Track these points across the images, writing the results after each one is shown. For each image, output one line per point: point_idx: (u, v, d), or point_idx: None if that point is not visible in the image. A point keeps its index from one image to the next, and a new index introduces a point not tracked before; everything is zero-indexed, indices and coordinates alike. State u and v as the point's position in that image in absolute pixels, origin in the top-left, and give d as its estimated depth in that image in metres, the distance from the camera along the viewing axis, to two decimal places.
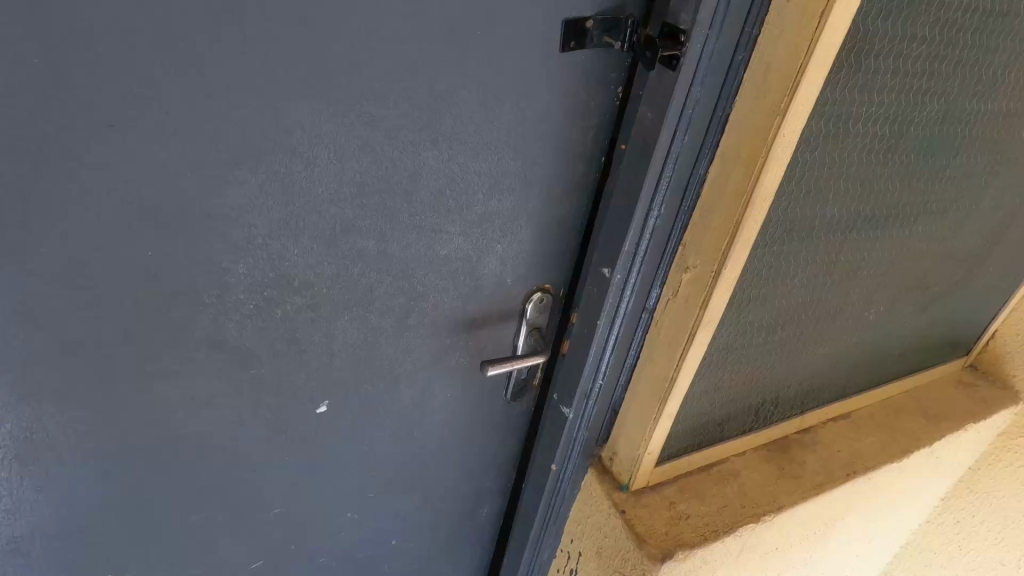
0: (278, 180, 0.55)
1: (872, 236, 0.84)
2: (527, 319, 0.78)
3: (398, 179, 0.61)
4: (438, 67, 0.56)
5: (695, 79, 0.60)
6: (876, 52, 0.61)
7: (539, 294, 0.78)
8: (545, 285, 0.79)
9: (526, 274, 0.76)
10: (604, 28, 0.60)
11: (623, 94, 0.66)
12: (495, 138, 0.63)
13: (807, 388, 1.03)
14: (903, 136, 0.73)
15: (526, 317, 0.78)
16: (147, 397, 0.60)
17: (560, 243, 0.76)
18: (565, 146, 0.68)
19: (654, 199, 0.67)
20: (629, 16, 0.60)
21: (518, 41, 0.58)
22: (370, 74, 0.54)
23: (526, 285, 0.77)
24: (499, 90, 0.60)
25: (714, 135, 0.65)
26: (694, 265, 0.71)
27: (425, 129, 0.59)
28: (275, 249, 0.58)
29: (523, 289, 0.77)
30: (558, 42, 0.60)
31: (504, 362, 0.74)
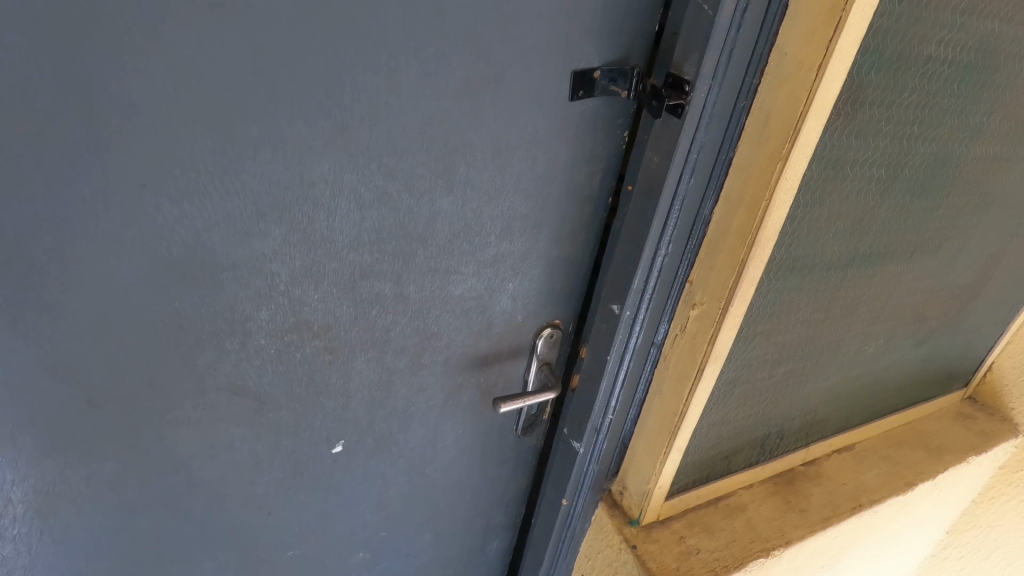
0: (300, 230, 0.57)
1: (870, 272, 0.86)
2: (537, 354, 0.80)
3: (415, 223, 0.63)
4: (454, 118, 0.59)
5: (699, 126, 0.62)
6: (871, 101, 0.65)
7: (549, 330, 0.80)
8: (554, 321, 0.80)
9: (536, 312, 0.78)
10: (610, 79, 0.63)
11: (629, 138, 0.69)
12: (507, 183, 0.65)
13: (812, 419, 1.04)
14: (896, 177, 0.76)
15: (537, 353, 0.80)
16: (168, 445, 0.61)
17: (568, 280, 0.78)
18: (573, 189, 0.70)
19: (662, 239, 0.69)
20: (634, 67, 0.63)
21: (530, 94, 0.61)
22: (389, 127, 0.56)
23: (536, 322, 0.79)
24: (512, 139, 0.63)
25: (718, 177, 0.67)
26: (701, 301, 0.73)
27: (441, 177, 0.61)
28: (296, 295, 0.60)
29: (533, 326, 0.79)
30: (566, 91, 0.62)
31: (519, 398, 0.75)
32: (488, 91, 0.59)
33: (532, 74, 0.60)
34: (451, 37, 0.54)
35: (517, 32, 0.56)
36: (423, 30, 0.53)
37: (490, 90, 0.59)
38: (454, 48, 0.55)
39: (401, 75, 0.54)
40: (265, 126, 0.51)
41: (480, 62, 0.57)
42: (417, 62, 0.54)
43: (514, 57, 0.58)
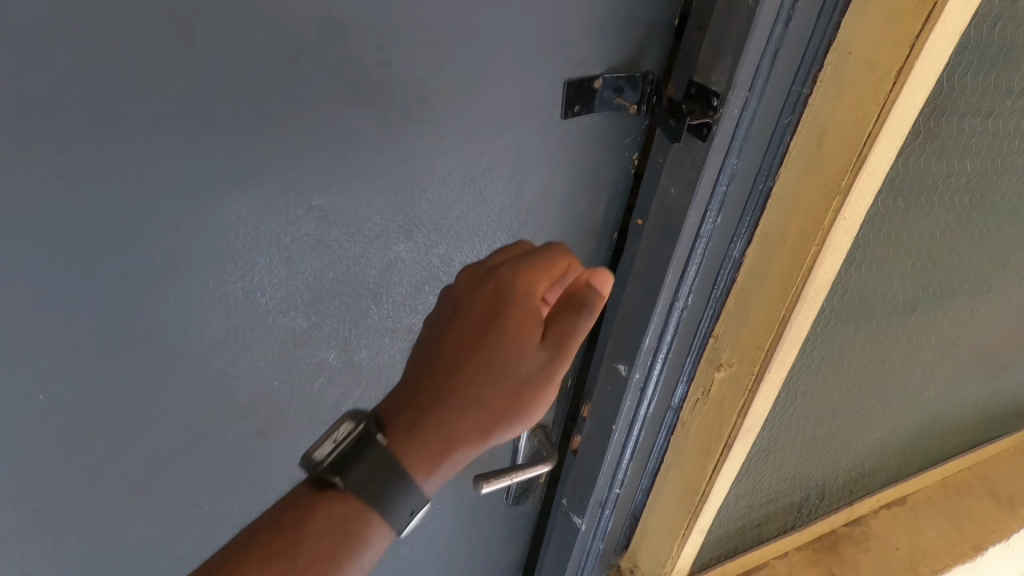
0: (207, 295, 0.44)
1: (942, 313, 0.70)
2: None
3: (363, 277, 0.49)
4: (409, 146, 0.45)
5: (730, 150, 0.48)
6: (959, 112, 0.49)
7: None
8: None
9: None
10: (615, 89, 0.48)
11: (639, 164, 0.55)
12: (483, 222, 0.52)
13: (859, 474, 0.89)
14: (983, 203, 0.60)
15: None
16: (59, 552, 0.49)
17: None
18: (570, 225, 0.57)
19: (680, 289, 0.55)
20: (647, 73, 0.49)
21: (511, 110, 0.47)
22: (322, 160, 0.43)
23: None
24: (488, 169, 0.49)
25: (752, 211, 0.53)
26: (729, 362, 0.59)
27: (396, 219, 0.48)
28: (211, 370, 0.48)
29: None
30: (558, 107, 0.48)
31: (504, 475, 0.62)
32: (454, 108, 0.45)
33: (512, 85, 0.46)
34: (400, 40, 0.41)
35: (491, 29, 0.43)
36: (361, 31, 0.39)
37: (457, 107, 0.45)
38: (405, 53, 0.41)
39: (334, 91, 0.41)
40: (141, 164, 0.38)
41: (443, 70, 0.43)
42: (355, 74, 0.41)
43: (488, 62, 0.44)
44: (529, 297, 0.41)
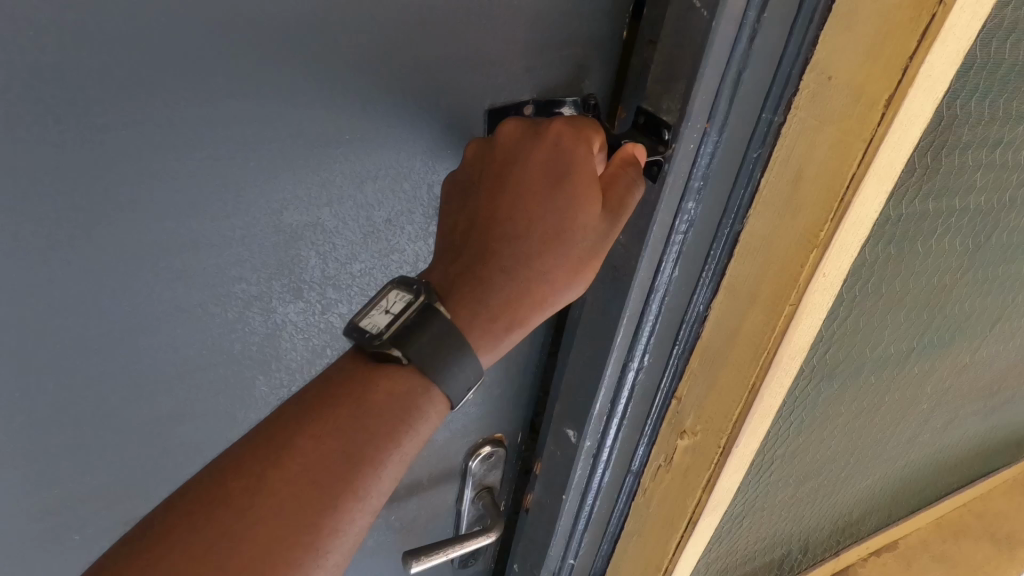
0: (31, 377, 0.36)
1: (939, 359, 0.62)
2: (471, 477, 0.59)
3: (243, 346, 0.41)
4: (288, 195, 0.37)
5: (687, 192, 0.40)
6: (962, 145, 0.41)
7: (488, 448, 0.58)
8: (497, 435, 0.58)
9: (465, 431, 0.56)
10: (549, 117, 0.40)
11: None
12: (393, 277, 0.43)
13: (846, 523, 0.81)
14: (988, 241, 0.52)
15: (472, 476, 0.59)
16: None
17: (510, 387, 0.56)
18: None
19: (634, 349, 0.47)
20: (592, 100, 0.40)
21: (417, 145, 0.39)
22: (173, 215, 0.35)
23: (469, 440, 0.57)
24: (396, 216, 0.41)
25: (717, 259, 0.45)
26: (693, 430, 0.51)
27: (277, 278, 0.39)
28: (54, 458, 0.40)
29: (465, 445, 0.57)
30: (478, 139, 0.40)
31: (439, 548, 0.54)
32: (343, 147, 0.37)
33: (418, 117, 0.37)
34: (261, 64, 0.32)
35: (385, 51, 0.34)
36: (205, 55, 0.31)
37: (346, 145, 0.37)
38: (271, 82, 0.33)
39: (176, 131, 0.32)
40: None
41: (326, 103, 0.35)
42: (205, 109, 0.32)
43: (384, 89, 0.36)
44: (583, 148, 0.36)
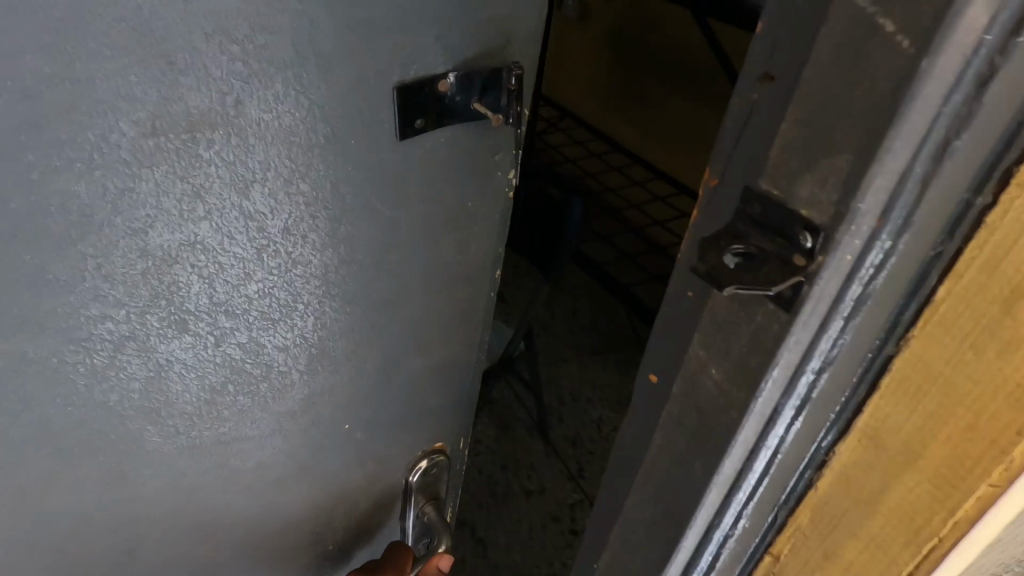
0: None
1: None
2: (413, 494, 0.63)
3: (130, 369, 0.41)
4: (151, 209, 0.36)
5: (885, 222, 0.27)
6: None
7: (426, 462, 0.62)
8: (436, 445, 0.63)
9: (411, 420, 0.58)
10: (473, 90, 0.42)
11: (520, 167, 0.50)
12: (299, 291, 0.45)
13: None
14: None
15: (414, 491, 0.63)
16: None
17: (446, 369, 0.58)
18: (438, 249, 0.49)
19: (773, 424, 0.35)
20: (514, 67, 0.42)
21: (310, 145, 0.39)
22: (64, 245, 0.34)
23: (409, 453, 0.61)
24: (288, 208, 0.41)
25: (910, 307, 0.31)
26: (849, 518, 0.38)
27: (168, 305, 0.40)
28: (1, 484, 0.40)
29: (405, 460, 0.61)
30: (389, 123, 0.41)
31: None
32: (212, 148, 0.36)
33: (295, 106, 0.37)
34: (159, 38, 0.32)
35: (262, 18, 0.34)
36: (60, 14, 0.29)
37: (215, 145, 0.36)
38: (137, 61, 0.32)
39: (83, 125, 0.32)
40: None
41: (194, 81, 0.33)
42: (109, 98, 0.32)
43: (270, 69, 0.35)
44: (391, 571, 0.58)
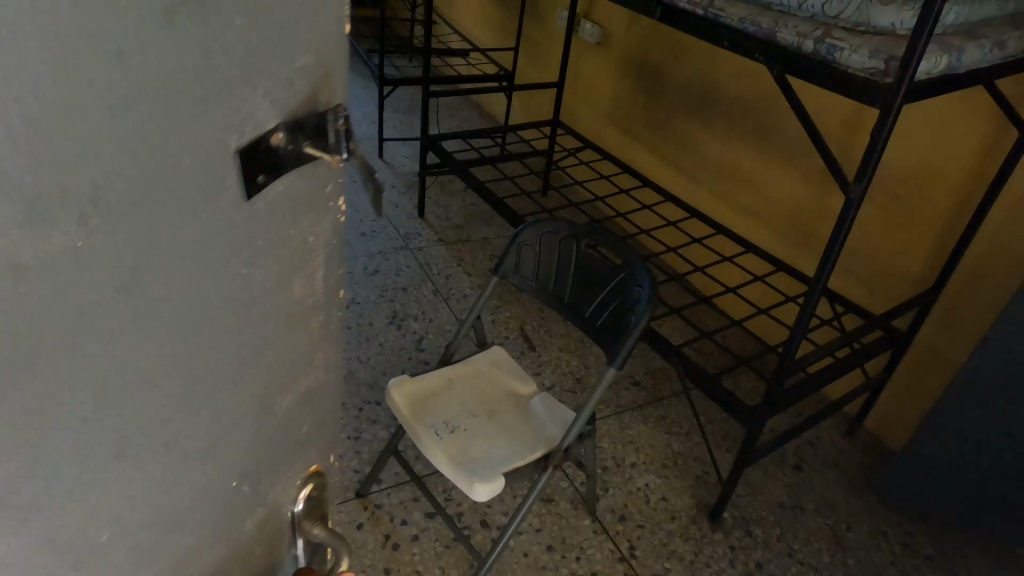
0: None
1: None
2: (297, 517, 0.71)
3: (34, 468, 0.42)
4: (37, 308, 0.38)
5: None
6: None
7: (310, 483, 0.72)
8: (312, 469, 0.73)
9: (288, 435, 0.66)
10: (305, 137, 0.53)
11: (342, 191, 0.61)
12: (176, 357, 0.49)
13: None
14: None
15: (295, 517, 0.71)
16: None
17: (309, 387, 0.67)
18: (292, 288, 0.58)
19: None
20: (336, 107, 0.56)
21: (176, 218, 0.44)
22: None
23: (294, 476, 0.69)
24: (174, 279, 0.46)
25: None
26: None
27: (60, 395, 0.42)
28: None
29: (293, 483, 0.70)
30: (238, 193, 0.48)
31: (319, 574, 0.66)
32: (92, 240, 0.40)
33: (158, 186, 0.42)
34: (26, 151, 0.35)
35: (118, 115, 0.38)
36: None
37: (95, 240, 0.40)
38: (16, 182, 0.35)
39: None
40: None
41: (71, 190, 0.38)
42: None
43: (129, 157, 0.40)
44: None
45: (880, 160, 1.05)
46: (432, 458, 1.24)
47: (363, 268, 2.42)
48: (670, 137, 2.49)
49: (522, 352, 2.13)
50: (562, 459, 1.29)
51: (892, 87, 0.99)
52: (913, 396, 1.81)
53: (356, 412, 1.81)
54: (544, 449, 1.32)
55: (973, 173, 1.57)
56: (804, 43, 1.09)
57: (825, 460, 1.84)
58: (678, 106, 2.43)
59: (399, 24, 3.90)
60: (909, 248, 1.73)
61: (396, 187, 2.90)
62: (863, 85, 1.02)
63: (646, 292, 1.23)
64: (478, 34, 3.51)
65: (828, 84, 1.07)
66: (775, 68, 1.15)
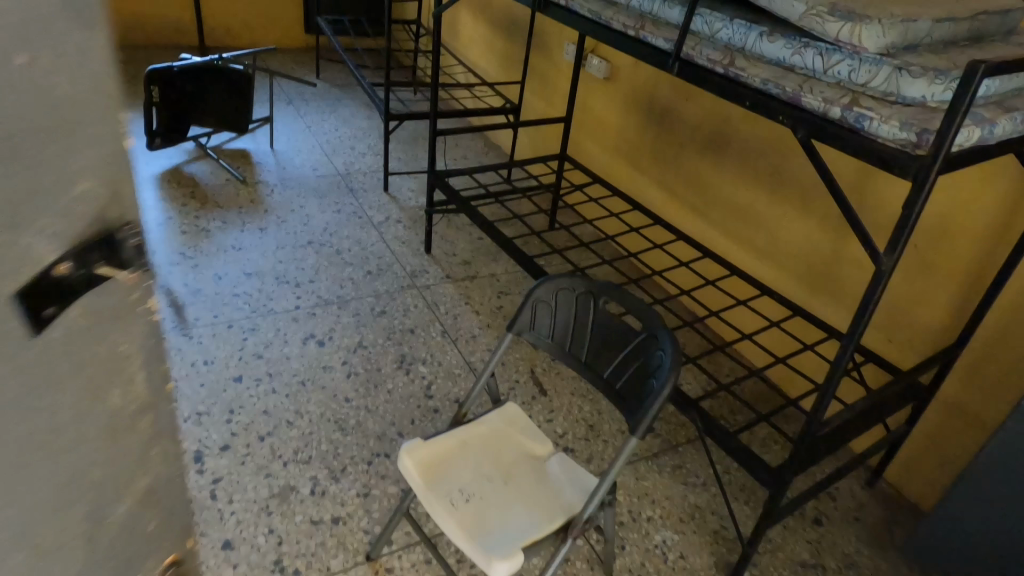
0: None
1: None
2: None
3: None
4: None
5: None
6: None
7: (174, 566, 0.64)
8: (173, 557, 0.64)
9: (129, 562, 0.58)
10: (89, 259, 0.46)
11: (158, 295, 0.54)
12: None
13: None
14: None
15: None
16: None
17: (148, 503, 0.58)
18: (106, 407, 0.51)
19: None
20: (128, 224, 0.49)
21: None
22: None
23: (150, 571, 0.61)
24: None
25: None
26: None
27: None
28: None
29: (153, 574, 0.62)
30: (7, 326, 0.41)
31: None
32: None
33: None
34: None
35: None
36: None
37: None
38: None
39: None
40: None
41: None
42: None
43: None
44: None
45: (910, 230, 1.05)
46: (449, 535, 1.21)
47: (370, 307, 2.33)
48: (681, 173, 2.47)
49: (534, 398, 2.09)
50: (583, 527, 1.26)
51: (926, 159, 1.00)
52: (934, 449, 1.78)
53: (366, 466, 1.76)
54: (564, 518, 1.30)
55: (997, 233, 1.55)
56: (831, 110, 1.11)
57: (845, 514, 1.80)
58: (687, 145, 2.42)
59: (404, 56, 3.92)
60: (934, 302, 1.71)
61: (401, 221, 2.86)
62: (895, 154, 1.04)
63: (669, 356, 1.23)
64: (484, 65, 3.51)
65: (855, 149, 1.09)
66: (801, 132, 1.18)
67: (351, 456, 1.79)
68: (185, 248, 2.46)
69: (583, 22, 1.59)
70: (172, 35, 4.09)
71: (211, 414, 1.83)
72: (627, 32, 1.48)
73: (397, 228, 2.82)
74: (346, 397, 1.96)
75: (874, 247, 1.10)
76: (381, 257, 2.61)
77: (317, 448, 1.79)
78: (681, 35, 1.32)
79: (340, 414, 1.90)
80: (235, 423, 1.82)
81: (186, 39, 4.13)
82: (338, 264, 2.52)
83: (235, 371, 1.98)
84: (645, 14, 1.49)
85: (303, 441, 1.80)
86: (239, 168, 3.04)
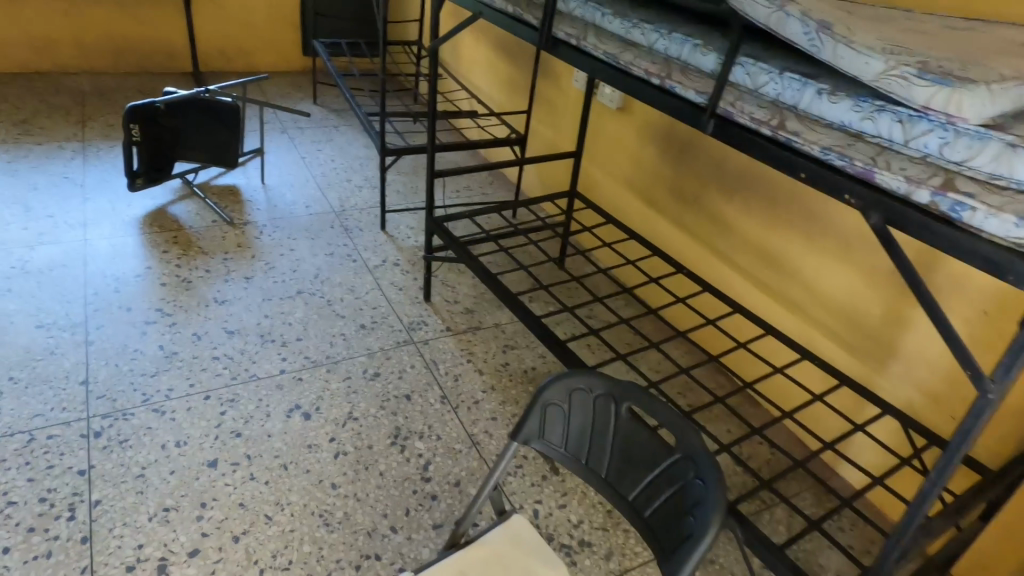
0: None
1: None
2: None
3: None
4: None
5: None
6: None
7: None
8: None
9: None
10: None
11: None
12: None
13: None
14: None
15: None
16: None
17: None
18: None
19: None
20: None
21: None
22: None
23: None
24: None
25: None
26: None
27: None
28: None
29: None
30: None
31: None
32: None
33: None
34: None
35: None
36: None
37: None
38: None
39: None
40: None
41: None
42: None
43: None
44: None
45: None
46: None
47: (362, 369, 2.12)
48: (704, 214, 2.23)
49: (545, 476, 1.85)
50: None
51: None
52: (1008, 546, 1.54)
53: (353, 572, 1.54)
54: None
55: None
56: (915, 193, 0.88)
57: None
58: (710, 184, 2.19)
59: (404, 81, 3.72)
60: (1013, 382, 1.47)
61: (399, 264, 2.65)
62: (1000, 258, 0.81)
63: (712, 489, 0.98)
64: (487, 91, 3.31)
65: (948, 245, 0.86)
66: (875, 216, 0.94)
67: (337, 560, 1.56)
68: (162, 304, 2.25)
69: (596, 65, 1.36)
70: (163, 61, 3.91)
71: (180, 509, 1.62)
72: (649, 79, 1.25)
73: (394, 272, 2.60)
74: (333, 483, 1.74)
75: (975, 366, 0.88)
76: (376, 307, 2.40)
77: (297, 550, 1.57)
78: (717, 88, 1.09)
79: (325, 505, 1.68)
80: (207, 520, 1.60)
81: (178, 65, 3.95)
82: (328, 318, 2.30)
83: (209, 454, 1.76)
84: (671, 58, 1.27)
85: (282, 542, 1.58)
86: (226, 207, 2.83)
